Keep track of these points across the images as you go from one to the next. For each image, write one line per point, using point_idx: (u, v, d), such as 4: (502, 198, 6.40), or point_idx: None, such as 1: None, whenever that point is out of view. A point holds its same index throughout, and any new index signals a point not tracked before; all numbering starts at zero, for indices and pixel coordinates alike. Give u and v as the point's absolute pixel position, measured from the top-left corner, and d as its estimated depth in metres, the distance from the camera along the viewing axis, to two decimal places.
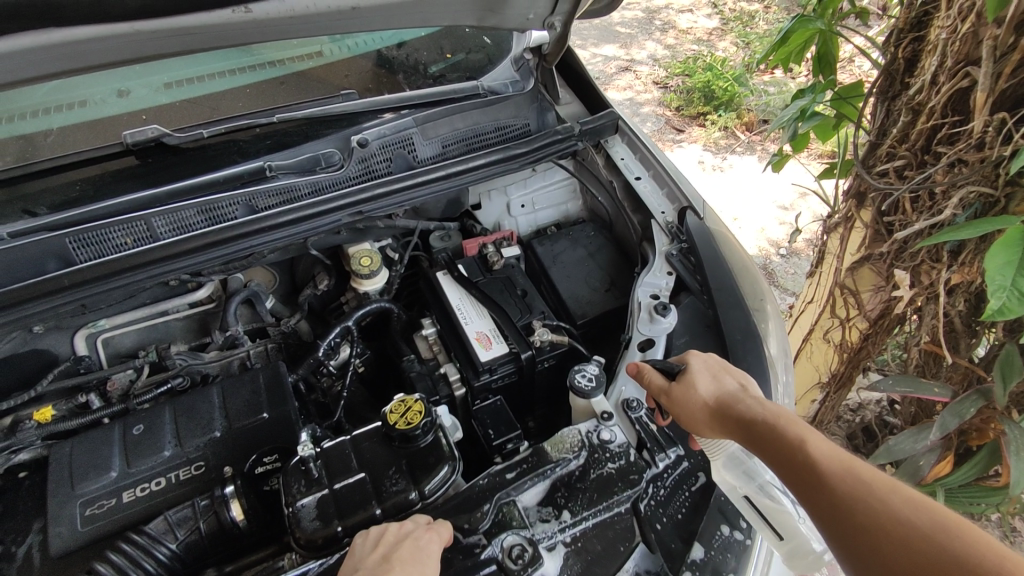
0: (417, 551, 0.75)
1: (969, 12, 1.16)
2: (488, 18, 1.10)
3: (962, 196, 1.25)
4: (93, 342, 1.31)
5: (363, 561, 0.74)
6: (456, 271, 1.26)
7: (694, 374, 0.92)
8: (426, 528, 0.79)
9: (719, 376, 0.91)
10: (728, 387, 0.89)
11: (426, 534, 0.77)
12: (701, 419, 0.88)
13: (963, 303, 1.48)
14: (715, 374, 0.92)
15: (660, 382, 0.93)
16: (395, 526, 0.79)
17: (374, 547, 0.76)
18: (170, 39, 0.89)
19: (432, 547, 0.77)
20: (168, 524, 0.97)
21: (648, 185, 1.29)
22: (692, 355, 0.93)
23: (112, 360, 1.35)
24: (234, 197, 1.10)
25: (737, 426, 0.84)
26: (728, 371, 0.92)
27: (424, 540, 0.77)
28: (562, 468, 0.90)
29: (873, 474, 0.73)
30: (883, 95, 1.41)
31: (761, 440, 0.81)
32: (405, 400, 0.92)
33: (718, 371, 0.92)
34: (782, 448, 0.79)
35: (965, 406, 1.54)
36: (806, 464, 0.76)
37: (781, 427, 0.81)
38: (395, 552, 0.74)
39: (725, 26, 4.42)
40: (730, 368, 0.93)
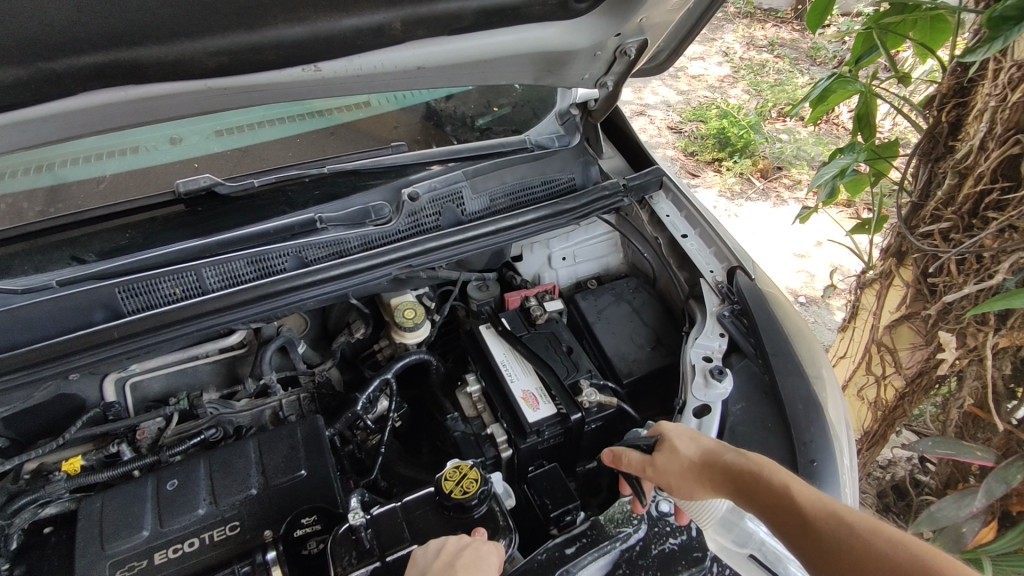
0: (481, 559, 0.76)
1: (1019, 82, 1.18)
2: (545, 78, 1.13)
3: (1013, 262, 1.25)
4: (122, 387, 1.28)
5: (428, 569, 0.75)
6: (499, 324, 1.24)
7: (669, 441, 0.86)
8: (486, 541, 0.80)
9: (697, 436, 0.86)
10: (707, 445, 0.84)
11: (487, 546, 0.79)
12: (691, 483, 0.82)
13: (1009, 366, 1.46)
14: (692, 435, 0.87)
15: (637, 455, 0.86)
16: (455, 537, 0.80)
17: (437, 556, 0.77)
18: (240, 95, 0.90)
19: (491, 558, 0.78)
20: None
21: (695, 243, 1.27)
22: (663, 422, 0.88)
23: (140, 406, 1.32)
24: (285, 249, 1.08)
25: (725, 484, 0.79)
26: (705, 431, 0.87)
27: (485, 550, 0.78)
28: (623, 543, 0.87)
29: (855, 514, 0.71)
30: (926, 157, 1.43)
31: (749, 492, 0.76)
32: (460, 466, 0.89)
33: (695, 433, 0.87)
34: (770, 501, 0.75)
35: (1011, 471, 1.50)
36: (792, 512, 0.73)
37: (766, 478, 0.77)
38: (460, 560, 0.75)
39: (736, 74, 4.50)
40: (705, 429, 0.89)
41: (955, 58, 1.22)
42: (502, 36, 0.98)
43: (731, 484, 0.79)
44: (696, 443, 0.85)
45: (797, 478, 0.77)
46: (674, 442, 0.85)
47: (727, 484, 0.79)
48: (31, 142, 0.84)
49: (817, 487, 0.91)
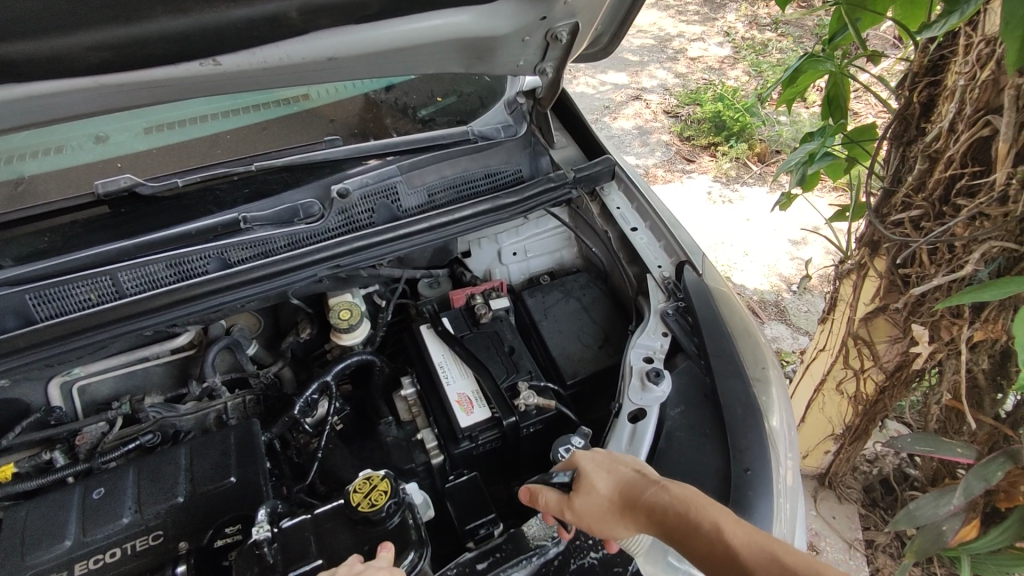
0: None
1: (988, 59, 1.11)
2: (476, 66, 1.07)
3: (984, 251, 1.18)
4: (67, 391, 1.28)
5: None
6: (439, 324, 1.19)
7: (586, 476, 0.77)
8: (377, 571, 0.74)
9: (616, 468, 0.78)
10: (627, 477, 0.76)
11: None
12: (614, 525, 0.74)
13: (987, 359, 1.39)
14: (612, 468, 0.78)
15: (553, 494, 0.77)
16: (347, 565, 0.75)
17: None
18: (137, 92, 0.85)
19: None
20: None
21: (645, 236, 1.22)
22: (577, 455, 0.79)
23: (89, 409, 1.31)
24: (205, 250, 1.04)
25: (651, 524, 0.72)
26: (624, 460, 0.79)
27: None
28: (539, 557, 0.82)
29: (791, 553, 0.66)
30: (896, 141, 1.35)
31: (677, 534, 0.70)
32: (371, 476, 0.85)
33: (614, 465, 0.79)
34: (702, 547, 0.68)
35: (992, 469, 1.43)
36: (724, 557, 0.67)
37: (694, 518, 0.70)
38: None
39: (737, 55, 4.37)
40: (624, 457, 0.80)
41: (916, 34, 1.14)
42: (419, 23, 0.93)
43: (657, 525, 0.72)
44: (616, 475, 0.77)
45: (726, 510, 0.71)
46: (591, 477, 0.76)
47: (653, 525, 0.72)
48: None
49: (749, 497, 0.85)
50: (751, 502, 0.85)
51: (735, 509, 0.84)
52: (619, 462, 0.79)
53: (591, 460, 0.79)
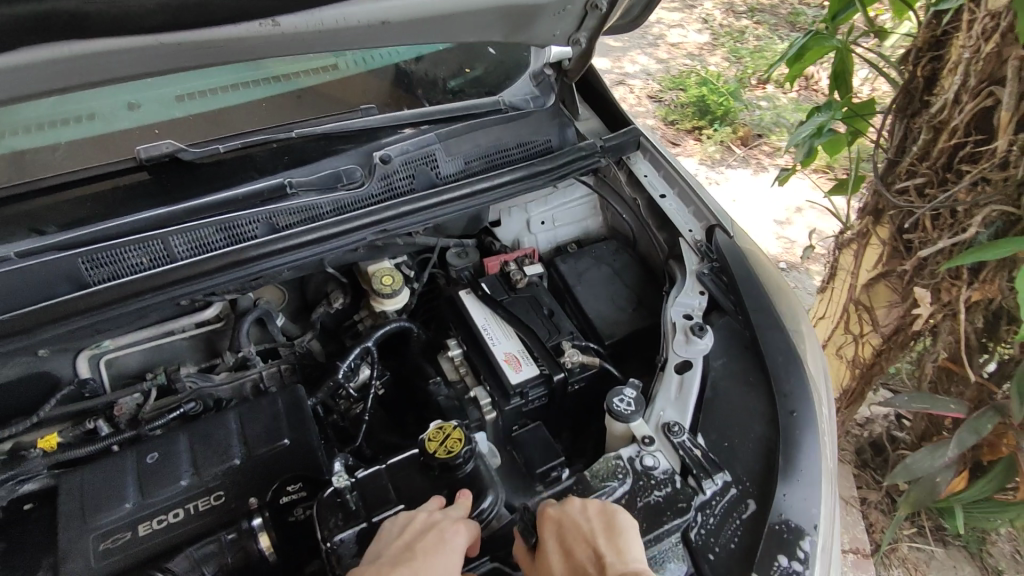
0: (443, 542, 0.77)
1: (992, 32, 1.19)
2: (515, 35, 1.09)
3: (986, 215, 1.27)
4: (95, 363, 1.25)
5: (387, 547, 0.77)
6: (480, 289, 1.23)
7: (547, 547, 0.79)
8: (452, 525, 0.80)
9: (573, 543, 0.78)
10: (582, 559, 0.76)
11: (453, 531, 0.79)
12: None
13: (981, 319, 1.49)
14: (571, 541, 0.79)
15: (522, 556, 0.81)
16: (427, 512, 0.81)
17: (399, 535, 0.78)
18: (196, 52, 0.85)
19: (456, 541, 0.78)
20: (191, 562, 0.95)
21: (674, 202, 1.26)
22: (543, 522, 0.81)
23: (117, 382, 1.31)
24: (255, 215, 1.04)
25: None
26: (584, 536, 0.79)
27: (452, 534, 0.79)
28: (608, 497, 0.88)
29: None
30: (902, 113, 1.42)
31: None
32: (443, 427, 0.89)
33: (572, 538, 0.79)
34: None
35: (983, 423, 1.55)
36: None
37: None
38: (420, 546, 0.76)
39: (715, 41, 4.46)
40: (588, 526, 0.80)
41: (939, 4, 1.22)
42: None
43: None
44: (574, 553, 0.77)
45: None
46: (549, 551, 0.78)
47: None
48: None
49: (796, 436, 0.92)
50: (798, 440, 0.91)
51: (784, 447, 0.90)
52: (580, 533, 0.79)
53: (553, 528, 0.81)
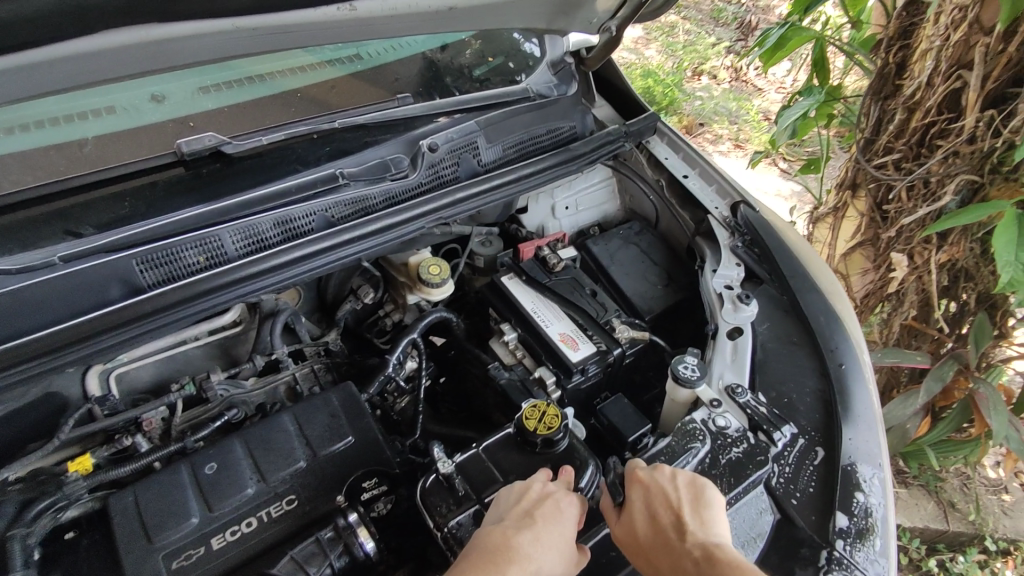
0: (560, 510, 0.77)
1: (960, 21, 1.33)
2: (559, 20, 1.12)
3: (957, 184, 1.44)
4: (107, 379, 1.13)
5: (507, 513, 0.77)
6: (522, 274, 1.26)
7: (631, 511, 0.79)
8: (565, 495, 0.80)
9: (658, 511, 0.78)
10: (665, 528, 0.76)
11: (566, 503, 0.79)
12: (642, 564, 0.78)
13: (944, 278, 1.65)
14: (656, 508, 0.79)
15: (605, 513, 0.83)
16: (541, 482, 0.81)
17: (517, 501, 0.78)
18: (269, 37, 0.84)
19: (572, 510, 0.78)
20: (296, 564, 0.90)
21: (697, 182, 1.35)
22: (631, 485, 0.81)
23: (127, 399, 1.18)
24: (312, 209, 1.03)
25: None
26: (669, 504, 0.78)
27: (567, 505, 0.78)
28: (694, 458, 0.93)
29: None
30: (876, 96, 1.57)
31: None
32: (538, 405, 0.91)
33: (658, 504, 0.79)
34: None
35: (944, 371, 1.74)
36: None
37: None
38: (537, 517, 0.76)
39: (648, 36, 4.64)
40: (674, 495, 0.79)
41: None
42: None
43: None
44: (657, 522, 0.77)
45: None
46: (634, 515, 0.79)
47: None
48: (42, 90, 0.76)
49: (848, 383, 1.02)
50: (850, 387, 1.02)
51: (839, 395, 1.00)
52: (666, 501, 0.79)
53: (640, 492, 0.81)
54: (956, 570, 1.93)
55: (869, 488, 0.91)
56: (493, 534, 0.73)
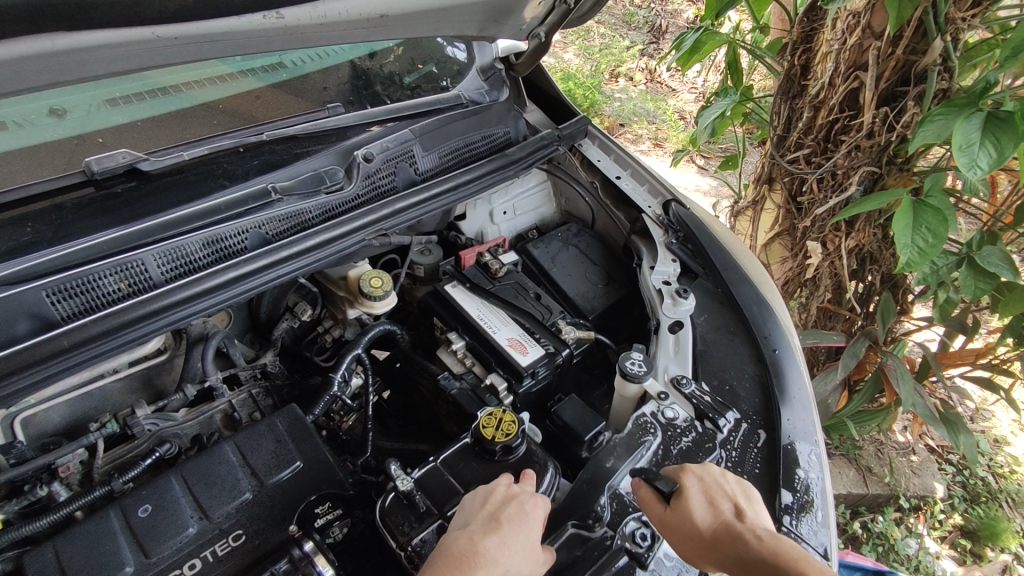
0: (525, 513, 0.76)
1: (854, 27, 1.45)
2: (490, 28, 1.13)
3: (860, 175, 1.56)
4: (12, 425, 1.01)
5: (472, 518, 0.76)
6: (465, 281, 1.25)
7: (689, 498, 0.80)
8: (527, 497, 0.79)
9: (716, 500, 0.80)
10: (727, 514, 0.78)
11: (531, 503, 0.78)
12: (695, 551, 0.77)
13: (854, 262, 1.78)
14: (714, 497, 0.81)
15: (651, 502, 0.82)
16: (505, 486, 0.80)
17: (482, 505, 0.77)
18: (190, 47, 0.80)
19: (537, 512, 0.78)
20: None
21: (630, 182, 1.39)
22: (687, 472, 0.82)
23: (34, 445, 1.06)
24: (243, 226, 0.98)
25: (735, 565, 0.74)
26: (728, 493, 0.81)
27: (532, 506, 0.78)
28: (649, 450, 0.95)
29: None
30: (785, 96, 1.69)
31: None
32: (495, 412, 0.91)
33: (715, 493, 0.81)
34: None
35: (859, 347, 1.87)
36: None
37: (782, 567, 0.70)
38: (501, 522, 0.75)
39: (566, 40, 4.75)
40: (730, 487, 0.82)
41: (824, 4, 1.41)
42: None
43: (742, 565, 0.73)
44: (718, 508, 0.79)
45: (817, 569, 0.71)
46: (693, 500, 0.79)
47: (737, 564, 0.73)
48: None
49: (782, 367, 1.08)
50: (785, 371, 1.08)
51: (775, 378, 1.06)
52: (723, 491, 0.81)
53: (696, 480, 0.82)
54: (877, 530, 2.09)
55: (808, 465, 0.97)
56: (459, 540, 0.72)
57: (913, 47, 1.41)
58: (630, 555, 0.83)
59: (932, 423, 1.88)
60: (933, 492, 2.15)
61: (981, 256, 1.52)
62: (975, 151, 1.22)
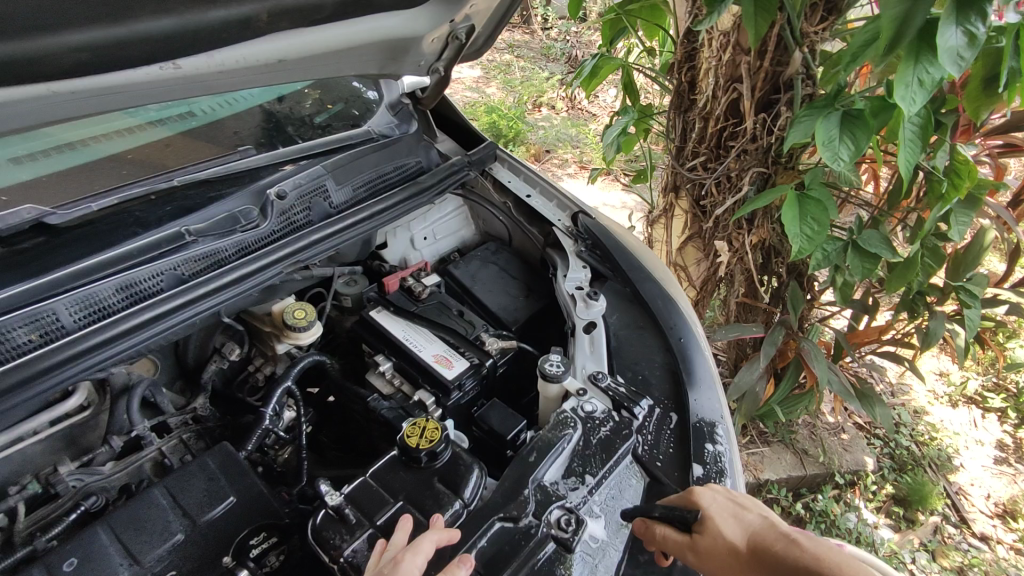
0: (398, 566, 0.73)
1: (727, 45, 1.62)
2: (389, 66, 1.20)
3: (751, 176, 1.71)
4: None
5: None
6: (389, 305, 1.30)
7: (714, 521, 0.84)
8: (399, 555, 0.75)
9: (741, 515, 0.85)
10: (754, 526, 0.84)
11: (404, 561, 0.74)
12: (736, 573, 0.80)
13: (760, 257, 1.93)
14: (734, 512, 0.86)
15: (678, 536, 0.84)
16: (387, 548, 0.78)
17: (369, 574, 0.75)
18: (92, 101, 0.82)
19: (416, 561, 0.74)
20: None
21: (539, 199, 1.48)
22: (703, 495, 0.87)
23: None
24: (156, 269, 1.00)
25: None
26: (746, 504, 0.86)
27: (411, 556, 0.75)
28: (570, 442, 1.01)
29: None
30: (678, 110, 1.85)
31: None
32: (418, 421, 0.96)
33: (735, 509, 0.86)
34: None
35: (776, 335, 1.99)
36: None
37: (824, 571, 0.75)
38: None
39: (487, 75, 4.93)
40: (744, 499, 0.88)
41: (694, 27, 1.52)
42: (356, 26, 1.04)
43: None
44: (743, 521, 0.84)
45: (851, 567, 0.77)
46: (720, 521, 0.83)
47: None
48: None
49: (689, 354, 1.17)
50: (691, 357, 1.17)
51: (682, 364, 1.15)
52: (740, 505, 0.86)
53: (711, 501, 0.87)
54: (818, 508, 2.19)
55: (714, 441, 1.04)
56: None
57: (778, 60, 1.57)
58: (555, 540, 0.88)
59: (849, 399, 2.01)
60: (864, 466, 2.28)
61: (863, 240, 1.68)
62: (836, 145, 1.37)
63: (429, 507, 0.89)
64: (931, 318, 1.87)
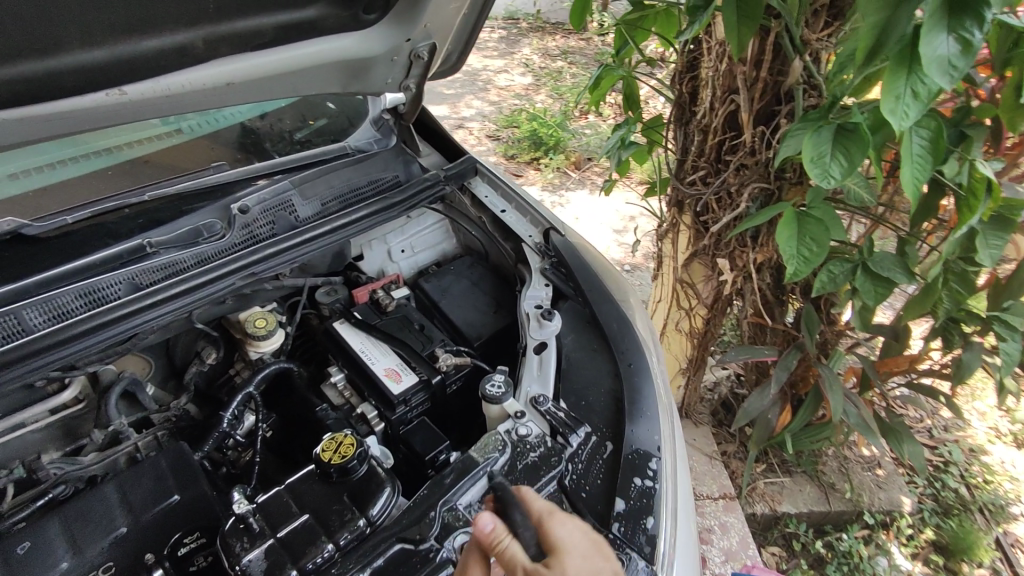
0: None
1: (722, 55, 1.54)
2: (352, 84, 1.22)
3: (750, 192, 1.62)
4: None
5: None
6: (352, 317, 1.33)
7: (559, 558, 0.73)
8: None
9: (588, 559, 0.75)
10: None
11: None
12: None
13: (769, 276, 1.82)
14: (585, 553, 0.75)
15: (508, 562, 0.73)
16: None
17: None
18: (39, 125, 0.89)
19: None
20: None
21: (513, 215, 1.47)
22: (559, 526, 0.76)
23: None
24: (114, 277, 1.08)
25: None
26: (602, 550, 0.76)
27: None
28: (491, 466, 0.99)
29: None
30: (679, 122, 1.79)
31: None
32: (336, 436, 1.00)
33: (586, 552, 0.75)
34: None
35: (791, 360, 1.83)
36: None
37: None
38: None
39: (537, 82, 4.92)
40: (602, 546, 0.77)
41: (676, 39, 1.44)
42: (306, 48, 1.07)
43: None
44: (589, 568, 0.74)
45: None
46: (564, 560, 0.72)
47: None
48: None
49: (636, 382, 1.13)
50: (638, 385, 1.13)
51: (627, 392, 1.11)
52: (592, 551, 0.76)
53: (564, 534, 0.76)
54: (842, 548, 2.01)
55: (643, 474, 1.00)
56: None
57: (777, 69, 1.48)
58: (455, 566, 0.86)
59: (870, 435, 1.83)
60: (900, 506, 2.07)
61: (876, 262, 1.53)
62: (827, 162, 1.25)
63: (332, 525, 0.91)
64: (966, 349, 1.69)
